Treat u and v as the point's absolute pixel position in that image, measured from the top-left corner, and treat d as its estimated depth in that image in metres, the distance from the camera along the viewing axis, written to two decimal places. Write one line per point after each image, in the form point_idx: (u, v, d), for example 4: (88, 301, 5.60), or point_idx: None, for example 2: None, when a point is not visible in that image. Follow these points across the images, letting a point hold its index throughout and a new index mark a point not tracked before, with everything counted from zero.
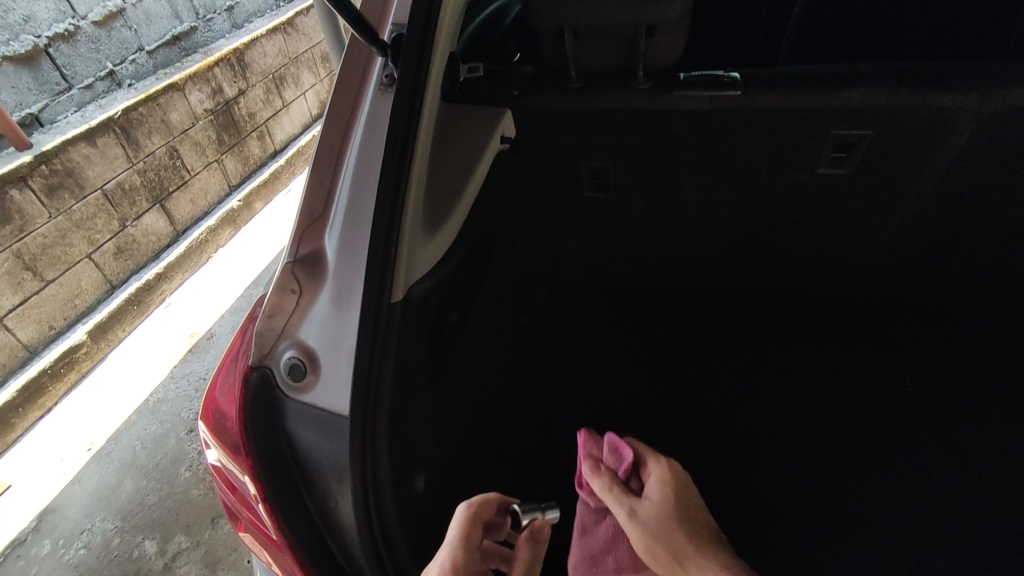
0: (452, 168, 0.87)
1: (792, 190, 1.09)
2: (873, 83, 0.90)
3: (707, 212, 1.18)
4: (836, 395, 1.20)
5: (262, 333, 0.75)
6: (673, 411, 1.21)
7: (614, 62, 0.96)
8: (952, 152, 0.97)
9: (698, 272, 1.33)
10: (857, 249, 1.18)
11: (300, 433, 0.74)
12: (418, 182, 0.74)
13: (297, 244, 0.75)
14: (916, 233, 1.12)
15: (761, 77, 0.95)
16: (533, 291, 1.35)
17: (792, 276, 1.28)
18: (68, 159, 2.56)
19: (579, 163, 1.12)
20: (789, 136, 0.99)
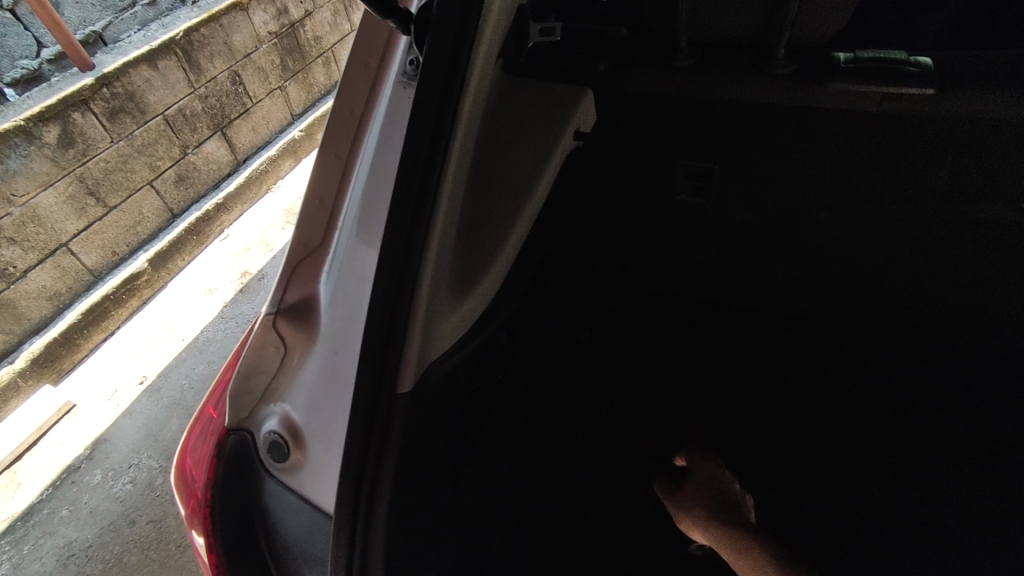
0: (505, 180, 0.64)
1: (966, 215, 0.81)
2: None
3: (837, 233, 0.90)
4: (974, 481, 0.94)
5: (237, 394, 0.58)
6: (756, 471, 1.00)
7: (746, 36, 0.68)
8: None
9: (808, 298, 1.07)
10: None
11: (280, 520, 0.58)
12: (449, 215, 0.53)
13: (287, 285, 0.57)
14: None
15: (962, 66, 0.68)
16: (599, 300, 1.12)
17: (933, 317, 1.00)
18: (129, 81, 2.45)
19: (676, 160, 0.87)
20: (988, 153, 0.72)
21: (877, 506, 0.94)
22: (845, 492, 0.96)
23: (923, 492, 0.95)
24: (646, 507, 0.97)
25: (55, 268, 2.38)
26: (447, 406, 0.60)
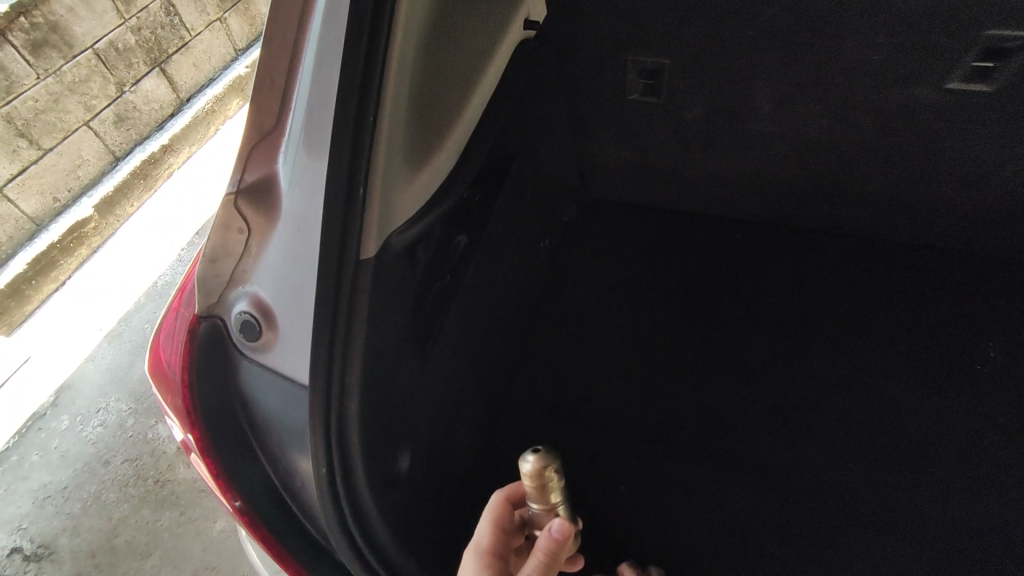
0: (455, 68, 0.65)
1: (900, 101, 0.86)
2: None
3: (779, 128, 0.95)
4: (899, 351, 1.04)
5: (205, 279, 0.59)
6: (707, 356, 1.07)
7: None
8: None
9: (754, 197, 1.12)
10: (959, 182, 0.95)
11: (258, 397, 0.62)
12: (396, 96, 0.56)
13: (245, 167, 0.56)
14: None
15: None
16: (557, 209, 1.15)
17: (866, 209, 1.08)
18: (50, 12, 2.19)
19: (625, 55, 0.89)
20: (925, 26, 0.77)
21: (817, 377, 1.02)
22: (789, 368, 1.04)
23: (858, 367, 1.03)
24: (609, 396, 1.03)
25: None
26: (408, 281, 0.64)
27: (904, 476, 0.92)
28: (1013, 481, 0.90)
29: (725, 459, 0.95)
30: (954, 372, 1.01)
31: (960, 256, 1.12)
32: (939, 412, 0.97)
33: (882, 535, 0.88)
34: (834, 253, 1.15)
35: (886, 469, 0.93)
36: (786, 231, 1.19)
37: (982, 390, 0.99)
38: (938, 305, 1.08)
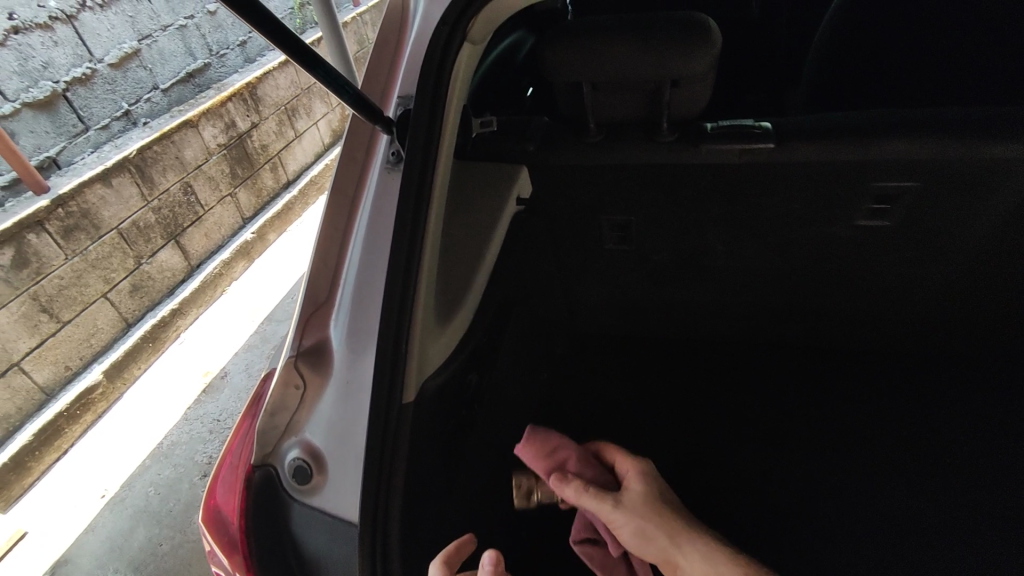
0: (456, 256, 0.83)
1: (831, 241, 1.01)
2: (920, 134, 0.83)
3: (736, 264, 1.10)
4: None
5: (264, 431, 0.69)
6: None
7: (634, 113, 0.90)
8: (1003, 204, 0.89)
9: (726, 321, 1.25)
10: (897, 301, 1.08)
11: (307, 537, 0.68)
12: (427, 278, 0.68)
13: (303, 332, 0.70)
14: (966, 282, 1.02)
15: (795, 126, 0.88)
16: (550, 344, 1.28)
17: (833, 326, 1.18)
18: (84, 201, 2.43)
19: (598, 214, 1.06)
20: (831, 189, 0.92)
21: None
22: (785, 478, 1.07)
23: (862, 472, 1.05)
24: None
25: (5, 389, 2.23)
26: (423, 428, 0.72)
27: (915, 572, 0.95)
28: None
29: None
30: (952, 471, 1.03)
31: (937, 357, 1.17)
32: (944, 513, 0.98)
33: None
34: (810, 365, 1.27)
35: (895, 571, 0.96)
36: (775, 349, 1.26)
37: (986, 485, 1.00)
38: None
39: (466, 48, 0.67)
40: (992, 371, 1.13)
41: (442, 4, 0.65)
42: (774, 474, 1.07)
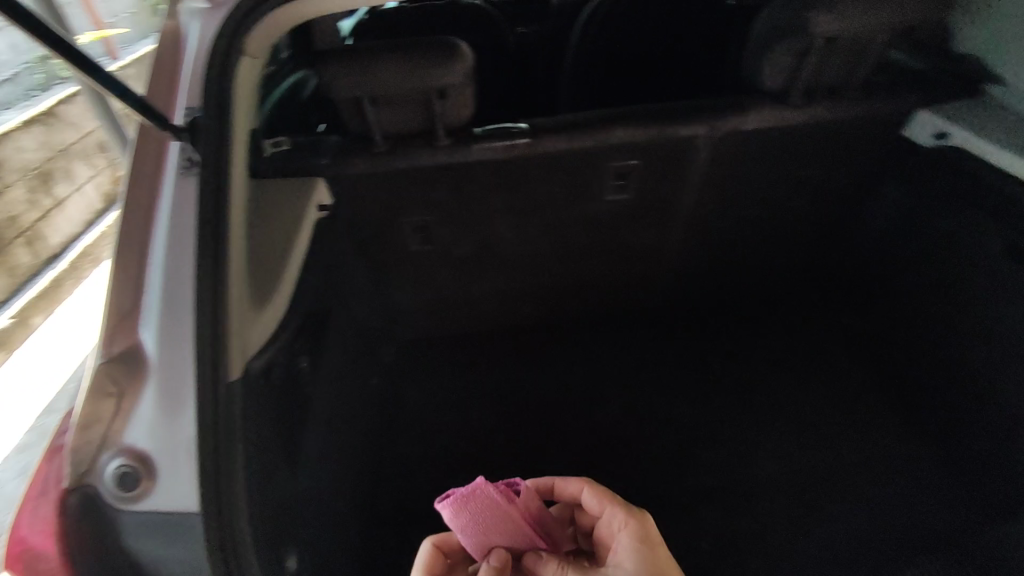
0: (260, 259, 0.84)
1: (593, 218, 1.25)
2: (634, 121, 1.07)
3: (523, 248, 1.29)
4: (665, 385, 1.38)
5: (76, 450, 0.66)
6: (532, 435, 1.33)
7: (415, 122, 1.04)
8: (703, 168, 1.17)
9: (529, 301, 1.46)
10: (650, 261, 1.35)
11: (140, 546, 0.67)
12: (239, 278, 0.75)
13: (107, 343, 0.69)
14: (696, 240, 1.32)
15: (544, 124, 1.08)
16: (376, 351, 1.35)
17: (621, 294, 1.43)
18: None
19: (400, 219, 1.19)
20: (581, 172, 1.15)
21: (618, 425, 1.32)
22: (595, 425, 1.33)
23: (648, 413, 1.34)
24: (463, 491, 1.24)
25: None
26: (263, 426, 0.79)
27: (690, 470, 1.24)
28: (766, 448, 1.26)
29: None
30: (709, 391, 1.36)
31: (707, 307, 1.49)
32: (710, 424, 1.30)
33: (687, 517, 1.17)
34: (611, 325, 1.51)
35: (679, 472, 1.23)
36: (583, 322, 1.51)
37: (728, 398, 1.35)
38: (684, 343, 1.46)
39: (245, 64, 0.74)
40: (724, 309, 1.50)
41: (215, 20, 0.72)
42: (582, 428, 1.33)
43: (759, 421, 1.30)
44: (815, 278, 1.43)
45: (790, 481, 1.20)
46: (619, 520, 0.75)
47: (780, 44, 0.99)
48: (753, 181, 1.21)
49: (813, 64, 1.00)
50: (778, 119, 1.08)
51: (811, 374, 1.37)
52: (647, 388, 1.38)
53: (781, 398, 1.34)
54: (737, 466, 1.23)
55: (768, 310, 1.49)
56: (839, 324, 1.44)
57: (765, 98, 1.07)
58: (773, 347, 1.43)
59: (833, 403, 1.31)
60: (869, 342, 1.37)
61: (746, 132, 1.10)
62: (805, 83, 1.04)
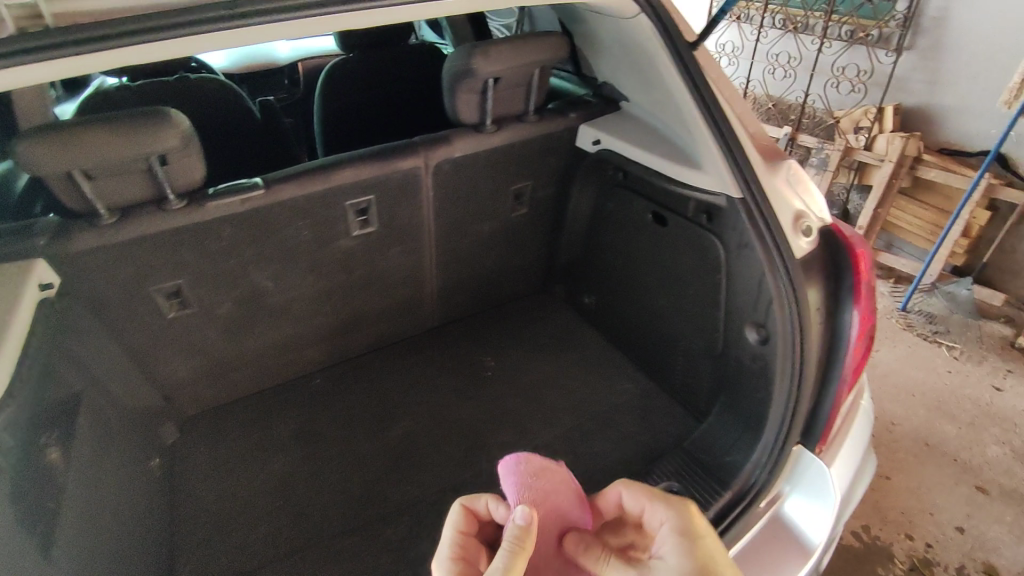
0: None
1: (346, 253, 1.37)
2: (357, 163, 1.24)
3: (288, 293, 1.36)
4: (446, 385, 1.57)
5: None
6: (336, 467, 1.37)
7: (142, 193, 1.05)
8: (431, 194, 1.37)
9: (310, 346, 1.52)
10: (413, 284, 1.56)
11: None
12: None
13: None
14: (443, 257, 1.54)
15: (275, 175, 1.19)
16: (150, 432, 1.28)
17: (392, 317, 1.60)
18: None
19: (147, 288, 1.17)
20: (323, 213, 1.27)
21: (410, 430, 1.46)
22: (395, 434, 1.45)
23: (435, 412, 1.50)
24: (273, 540, 1.22)
25: None
26: (4, 507, 0.75)
27: (479, 448, 1.40)
28: (534, 409, 1.48)
29: (368, 519, 1.27)
30: (483, 380, 1.58)
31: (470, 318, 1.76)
32: (489, 403, 1.51)
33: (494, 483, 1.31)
34: (391, 348, 1.67)
35: (469, 452, 1.39)
36: (374, 352, 1.66)
37: (499, 381, 1.57)
38: (455, 347, 1.67)
39: None
40: (482, 315, 1.77)
41: None
42: (379, 443, 1.43)
43: (525, 390, 1.54)
44: (543, 274, 1.77)
45: (571, 423, 1.44)
46: (660, 515, 0.71)
47: (461, 87, 1.24)
48: (474, 201, 1.45)
49: (490, 94, 1.28)
50: (476, 144, 1.33)
51: (559, 346, 1.66)
52: (431, 392, 1.55)
53: (540, 369, 1.59)
54: (515, 429, 1.43)
55: (517, 308, 1.79)
56: (570, 309, 1.79)
57: (464, 129, 1.33)
58: (527, 334, 1.71)
59: (576, 361, 1.61)
60: (591, 313, 1.70)
61: (454, 159, 1.33)
62: (490, 116, 1.33)
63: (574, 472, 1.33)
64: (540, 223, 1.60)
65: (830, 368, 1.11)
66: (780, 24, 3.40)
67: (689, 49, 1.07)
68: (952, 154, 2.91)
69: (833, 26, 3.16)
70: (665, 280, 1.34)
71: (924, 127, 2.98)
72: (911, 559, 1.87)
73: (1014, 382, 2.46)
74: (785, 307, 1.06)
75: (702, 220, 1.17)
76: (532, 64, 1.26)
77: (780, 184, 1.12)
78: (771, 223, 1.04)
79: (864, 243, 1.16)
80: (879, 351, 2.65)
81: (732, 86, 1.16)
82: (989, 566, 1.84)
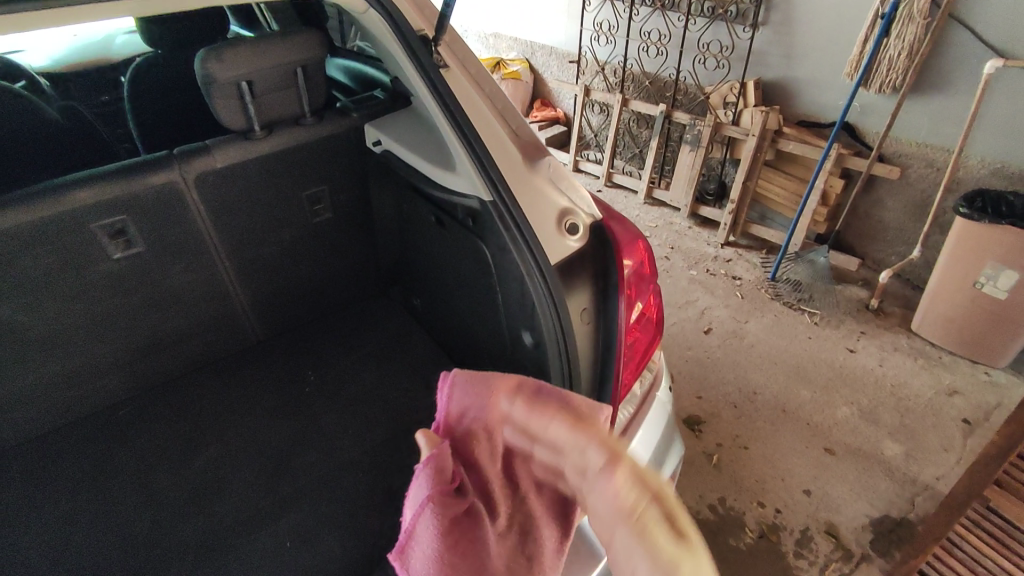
0: None
1: (113, 278, 1.24)
2: (95, 184, 1.12)
3: (48, 324, 1.21)
4: (261, 408, 1.44)
5: None
6: (123, 506, 1.23)
7: None
8: (201, 209, 1.26)
9: (99, 377, 1.36)
10: (215, 300, 1.43)
11: None
12: None
13: None
14: (244, 269, 1.42)
15: None
16: None
17: (196, 338, 1.46)
18: None
19: None
20: (64, 241, 1.13)
21: (214, 461, 1.33)
22: (198, 465, 1.33)
23: (244, 434, 1.38)
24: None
25: None
26: None
27: (284, 473, 1.30)
28: (349, 432, 1.38)
29: (147, 564, 1.13)
30: (300, 397, 1.47)
31: (300, 328, 1.65)
32: (302, 423, 1.41)
33: (292, 509, 1.22)
34: (205, 371, 1.52)
35: (273, 477, 1.29)
36: (191, 372, 1.52)
37: (318, 398, 1.47)
38: (278, 363, 1.55)
39: None
40: (309, 322, 1.65)
41: None
42: (176, 474, 1.30)
43: (342, 406, 1.44)
44: (376, 276, 1.69)
45: (385, 438, 1.37)
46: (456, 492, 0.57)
47: (217, 96, 1.13)
48: (264, 207, 1.34)
49: (252, 101, 1.18)
50: (242, 152, 1.24)
51: (386, 356, 1.58)
52: (243, 411, 1.43)
53: (365, 386, 1.50)
54: (326, 451, 1.34)
55: (345, 311, 1.69)
56: (405, 312, 1.72)
57: (231, 137, 1.23)
58: (353, 341, 1.61)
59: (400, 370, 1.54)
60: (422, 316, 1.64)
61: (219, 170, 1.23)
62: (259, 122, 1.22)
63: (380, 488, 1.27)
64: (353, 227, 1.52)
65: (604, 366, 1.09)
66: (648, 2, 3.41)
67: (424, 41, 1.00)
68: (809, 125, 3.01)
69: (695, 3, 3.19)
70: (464, 287, 1.26)
71: (784, 100, 3.06)
72: (760, 525, 1.92)
73: (866, 343, 2.58)
74: (547, 308, 1.04)
75: (470, 224, 1.12)
76: (288, 64, 1.16)
77: (541, 183, 1.08)
78: (521, 224, 1.01)
79: (633, 234, 1.15)
80: (747, 323, 2.72)
81: (492, 80, 1.12)
82: (830, 525, 1.91)
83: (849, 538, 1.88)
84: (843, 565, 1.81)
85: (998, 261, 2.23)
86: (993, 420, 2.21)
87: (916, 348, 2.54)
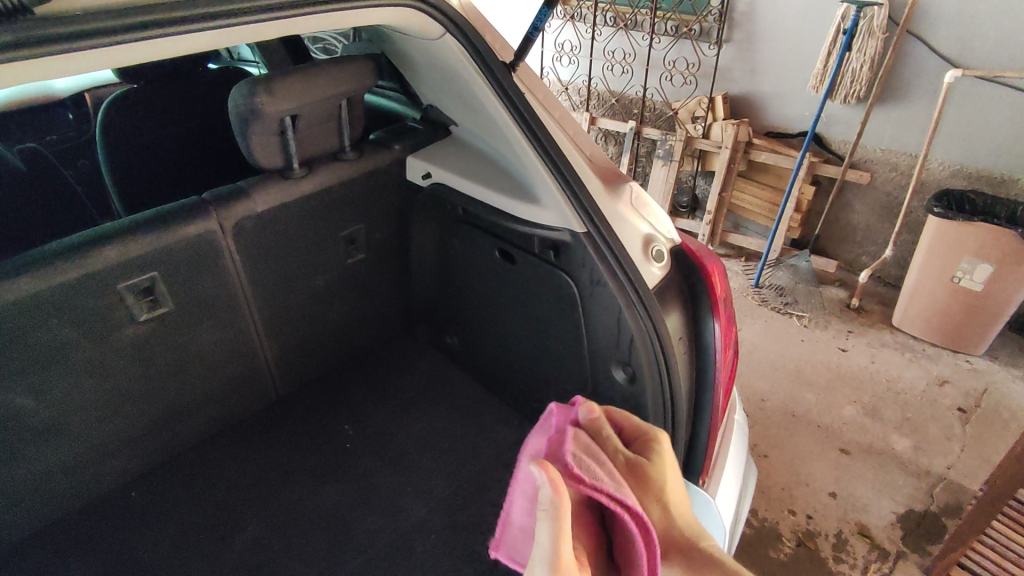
0: None
1: (135, 346, 1.08)
2: (124, 238, 0.98)
3: (62, 404, 1.03)
4: (301, 472, 1.30)
5: None
6: None
7: None
8: (236, 260, 1.14)
9: (111, 458, 1.17)
10: (243, 357, 1.28)
11: None
12: None
13: None
14: (274, 322, 1.28)
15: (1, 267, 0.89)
16: None
17: (217, 400, 1.29)
18: None
19: None
20: (88, 305, 0.98)
21: (260, 537, 1.17)
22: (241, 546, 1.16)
23: (289, 505, 1.24)
24: None
25: None
26: None
27: (345, 544, 1.17)
28: (408, 489, 1.27)
29: None
30: (342, 456, 1.34)
31: (325, 379, 1.51)
32: (352, 485, 1.28)
33: None
34: (226, 438, 1.35)
35: (334, 548, 1.16)
36: (210, 440, 1.35)
37: (364, 454, 1.34)
38: (308, 421, 1.40)
39: None
40: (334, 372, 1.51)
41: None
42: (219, 560, 1.13)
43: (392, 461, 1.33)
44: (402, 317, 1.57)
45: (449, 493, 1.26)
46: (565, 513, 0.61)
47: (252, 131, 1.01)
48: (298, 251, 1.23)
49: (290, 134, 1.07)
50: (283, 194, 1.13)
51: (428, 401, 1.47)
52: (280, 480, 1.28)
53: (411, 436, 1.39)
54: (387, 513, 1.23)
55: (371, 357, 1.56)
56: (436, 351, 1.60)
57: (268, 178, 1.12)
58: (387, 388, 1.49)
59: (446, 416, 1.43)
60: (458, 355, 1.54)
61: (258, 215, 1.12)
62: (297, 158, 1.12)
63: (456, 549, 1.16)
64: (385, 266, 1.41)
65: (699, 396, 1.06)
66: (611, 22, 3.47)
67: (506, 71, 0.94)
68: (777, 136, 3.14)
69: (659, 23, 3.27)
70: (531, 320, 1.20)
71: (751, 113, 3.18)
72: (796, 533, 1.92)
73: (855, 341, 2.69)
74: (648, 344, 0.98)
75: (550, 256, 1.06)
76: (336, 96, 1.06)
77: (627, 210, 1.02)
78: (620, 256, 0.96)
79: (715, 259, 1.11)
80: (741, 331, 2.77)
81: (562, 107, 1.05)
82: (861, 526, 1.94)
83: (882, 536, 1.91)
84: (882, 565, 1.84)
85: (973, 255, 2.38)
86: (984, 406, 2.34)
87: (902, 342, 2.66)
